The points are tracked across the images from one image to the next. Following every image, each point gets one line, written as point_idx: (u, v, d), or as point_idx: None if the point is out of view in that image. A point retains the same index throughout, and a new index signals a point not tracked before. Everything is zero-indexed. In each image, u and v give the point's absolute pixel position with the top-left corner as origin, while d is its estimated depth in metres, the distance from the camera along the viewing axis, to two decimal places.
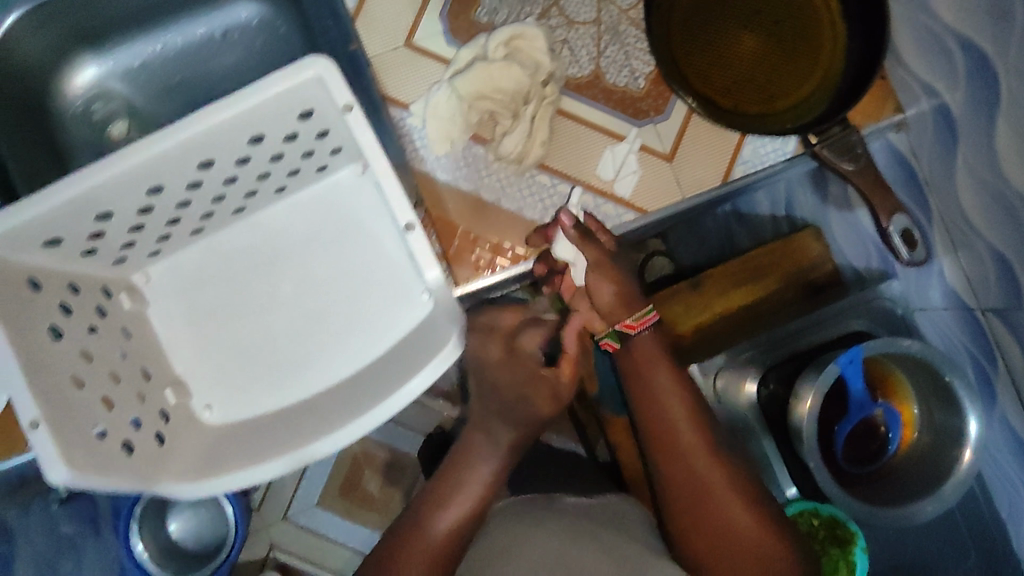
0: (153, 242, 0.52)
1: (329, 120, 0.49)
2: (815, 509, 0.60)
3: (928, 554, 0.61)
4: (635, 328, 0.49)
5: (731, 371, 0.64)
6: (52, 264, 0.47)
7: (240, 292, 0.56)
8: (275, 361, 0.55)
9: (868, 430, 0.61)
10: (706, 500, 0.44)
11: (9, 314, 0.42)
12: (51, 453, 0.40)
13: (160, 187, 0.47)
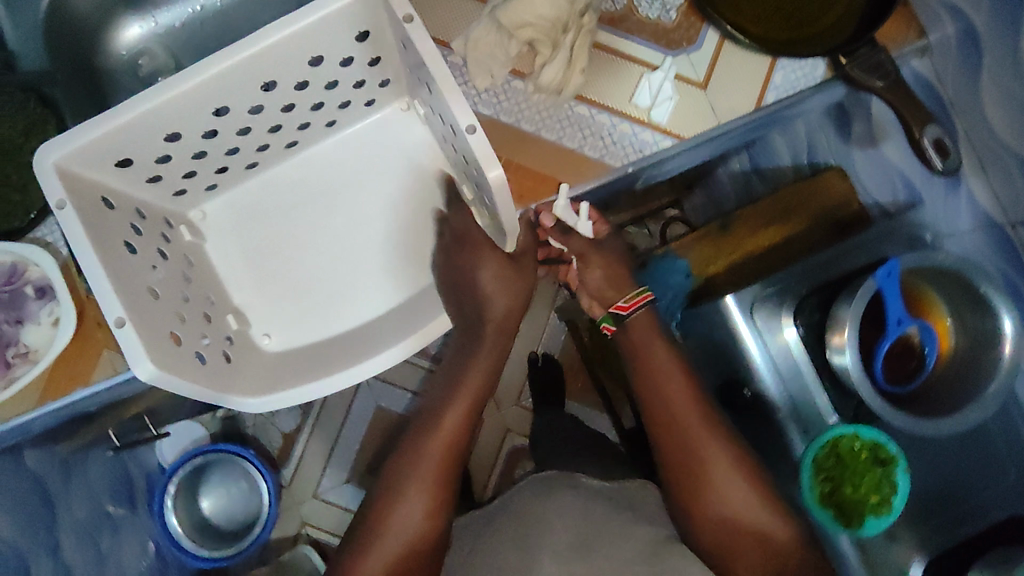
0: (212, 173, 0.65)
1: (380, 41, 0.59)
2: (856, 432, 0.67)
3: (962, 460, 0.71)
4: (627, 308, 0.71)
5: (766, 306, 0.72)
6: (122, 187, 0.60)
7: (294, 227, 0.70)
8: (322, 288, 0.70)
9: (905, 348, 0.67)
10: (711, 488, 0.66)
11: (100, 227, 0.55)
12: (139, 349, 0.52)
13: (226, 108, 0.58)
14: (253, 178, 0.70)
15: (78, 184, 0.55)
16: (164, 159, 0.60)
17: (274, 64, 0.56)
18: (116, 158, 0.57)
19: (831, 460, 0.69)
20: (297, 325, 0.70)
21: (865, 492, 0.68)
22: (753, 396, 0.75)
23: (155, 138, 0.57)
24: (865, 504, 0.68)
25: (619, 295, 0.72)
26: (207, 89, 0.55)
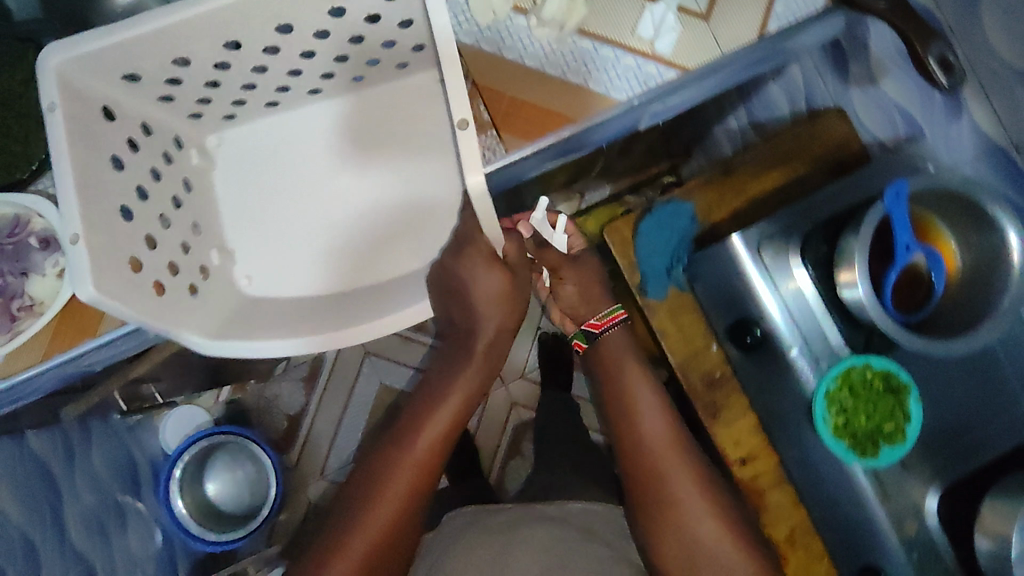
0: (228, 104, 0.70)
1: (413, 12, 0.61)
2: (866, 361, 0.68)
3: (974, 393, 0.70)
4: (596, 325, 0.81)
5: (775, 244, 0.72)
6: (127, 99, 0.62)
7: (292, 177, 0.75)
8: (312, 237, 0.75)
9: (913, 278, 0.67)
10: (673, 502, 0.72)
11: (87, 134, 0.56)
12: (83, 265, 0.52)
13: (238, 45, 0.60)
14: (269, 116, 0.75)
15: (81, 91, 0.57)
16: (175, 80, 0.63)
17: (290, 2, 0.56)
18: (122, 73, 0.59)
19: (843, 391, 0.69)
20: (276, 281, 0.75)
21: (877, 421, 0.69)
22: (762, 336, 0.74)
23: (163, 60, 0.59)
24: (878, 432, 0.69)
25: (592, 313, 0.82)
26: (204, 21, 0.56)
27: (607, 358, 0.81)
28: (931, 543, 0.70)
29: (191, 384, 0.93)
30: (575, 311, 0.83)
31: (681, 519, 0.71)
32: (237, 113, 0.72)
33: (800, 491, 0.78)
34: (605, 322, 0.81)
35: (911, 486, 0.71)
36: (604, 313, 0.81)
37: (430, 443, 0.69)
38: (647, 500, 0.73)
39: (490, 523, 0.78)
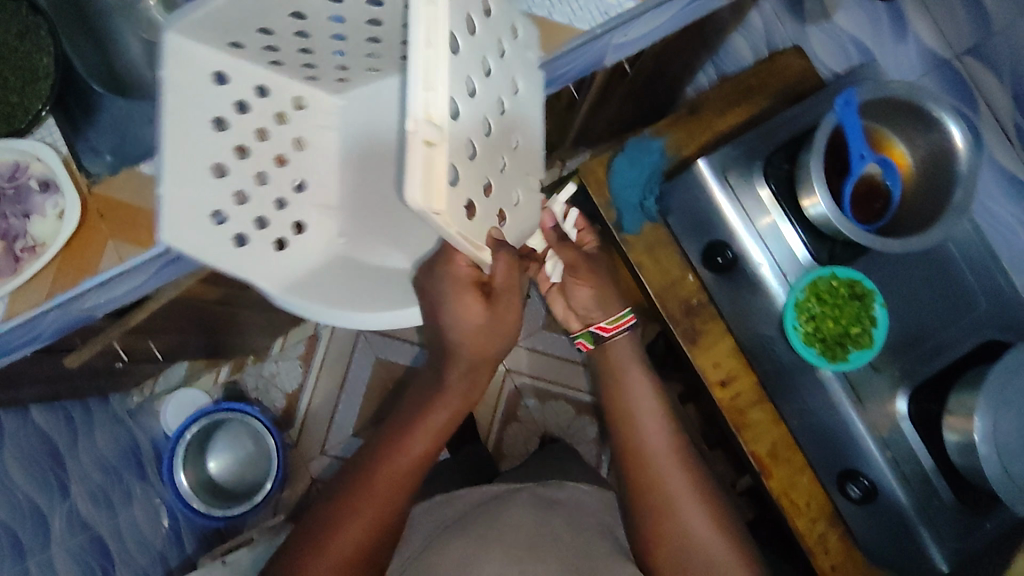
0: (292, 51, 0.57)
1: None
2: (830, 271, 0.72)
3: (932, 298, 0.75)
4: (607, 328, 0.79)
5: (741, 168, 0.76)
6: (236, 61, 0.55)
7: (372, 165, 0.75)
8: (391, 220, 0.76)
9: (871, 188, 0.72)
10: (663, 499, 0.74)
11: (200, 97, 0.52)
12: (167, 210, 0.50)
13: (300, 14, 0.49)
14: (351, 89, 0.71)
15: (196, 55, 0.50)
16: (271, 48, 0.55)
17: None
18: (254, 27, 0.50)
19: (811, 300, 0.73)
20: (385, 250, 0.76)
21: (845, 325, 0.72)
22: (733, 257, 0.78)
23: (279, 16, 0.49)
24: (847, 336, 0.72)
25: (604, 316, 0.80)
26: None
27: (612, 368, 0.81)
28: (903, 438, 0.75)
29: (188, 342, 0.94)
30: (587, 312, 0.80)
31: (686, 518, 0.73)
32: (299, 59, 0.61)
33: (780, 409, 0.81)
34: (618, 326, 0.80)
35: (880, 388, 0.75)
36: (615, 318, 0.79)
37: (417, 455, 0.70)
38: (651, 509, 0.74)
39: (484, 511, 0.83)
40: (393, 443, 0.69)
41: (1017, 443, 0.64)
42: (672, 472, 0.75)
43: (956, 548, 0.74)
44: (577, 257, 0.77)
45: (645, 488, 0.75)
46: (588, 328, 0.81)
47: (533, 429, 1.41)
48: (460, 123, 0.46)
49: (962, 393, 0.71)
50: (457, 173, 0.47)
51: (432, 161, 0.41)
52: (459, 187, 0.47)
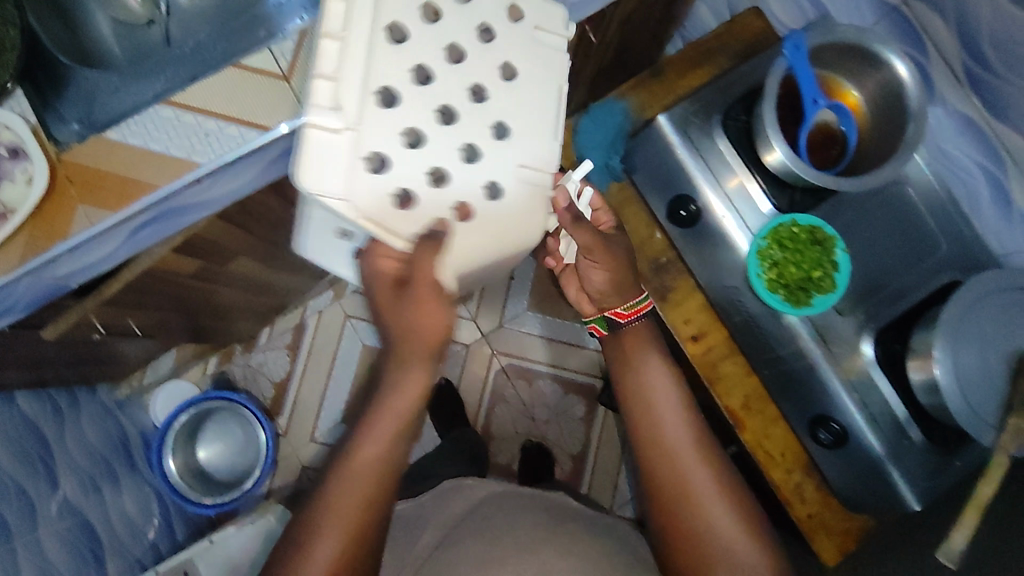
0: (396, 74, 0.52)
1: None
2: (791, 218, 0.74)
3: (893, 241, 0.77)
4: (624, 315, 0.73)
5: (702, 123, 0.79)
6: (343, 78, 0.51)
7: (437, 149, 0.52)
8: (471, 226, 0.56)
9: (828, 137, 0.73)
10: (682, 496, 0.68)
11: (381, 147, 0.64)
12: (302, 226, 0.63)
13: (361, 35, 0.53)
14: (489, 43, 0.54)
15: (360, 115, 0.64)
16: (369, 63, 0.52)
17: None
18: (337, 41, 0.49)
19: (773, 248, 0.74)
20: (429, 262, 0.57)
21: (808, 270, 0.73)
22: (696, 211, 0.80)
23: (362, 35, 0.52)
24: (809, 281, 0.74)
25: (620, 302, 0.74)
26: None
27: (631, 355, 0.75)
28: (872, 383, 0.76)
29: (167, 320, 0.98)
30: (600, 296, 0.75)
31: (706, 514, 0.67)
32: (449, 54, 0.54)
33: (753, 361, 0.80)
34: (634, 312, 0.74)
35: (847, 331, 0.77)
36: (632, 304, 0.73)
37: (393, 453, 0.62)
38: (669, 503, 0.68)
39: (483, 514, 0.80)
40: (357, 435, 0.61)
41: (979, 374, 0.65)
42: (694, 465, 0.69)
43: (926, 486, 0.76)
44: (593, 241, 0.69)
45: (663, 481, 0.69)
46: (601, 313, 0.76)
47: (521, 409, 1.42)
48: (408, 114, 0.51)
49: (925, 331, 0.71)
50: (388, 158, 0.51)
51: (343, 142, 0.49)
52: (390, 174, 0.51)
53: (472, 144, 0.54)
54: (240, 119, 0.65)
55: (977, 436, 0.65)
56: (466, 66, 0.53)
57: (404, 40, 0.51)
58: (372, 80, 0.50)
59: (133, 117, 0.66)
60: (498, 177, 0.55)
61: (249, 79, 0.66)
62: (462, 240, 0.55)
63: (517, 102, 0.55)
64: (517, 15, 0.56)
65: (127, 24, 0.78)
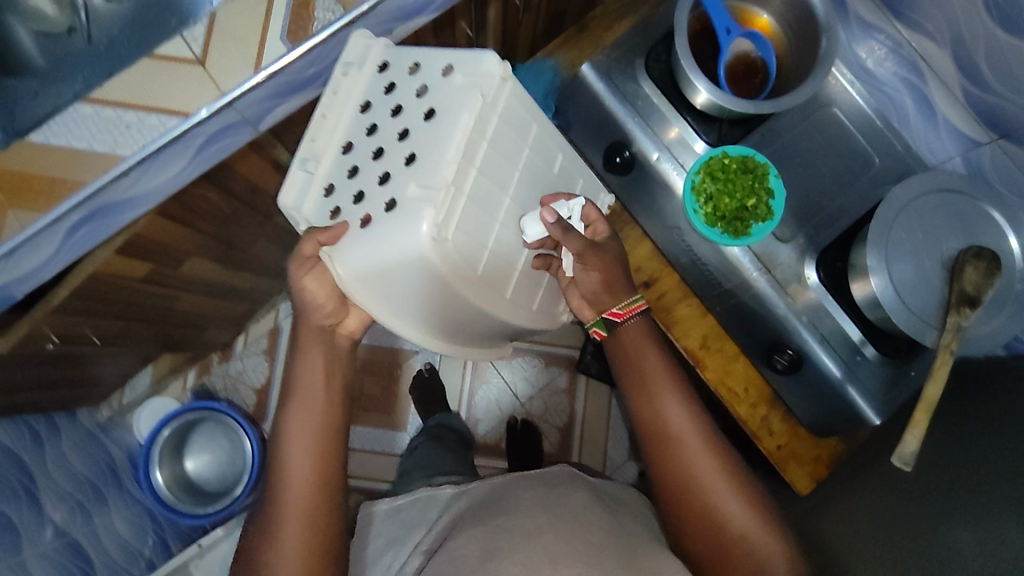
0: (395, 136, 0.67)
1: (390, 54, 0.70)
2: (720, 152, 0.74)
3: (824, 165, 0.77)
4: (620, 315, 0.73)
5: (624, 70, 0.79)
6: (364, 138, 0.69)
7: (389, 192, 0.64)
8: (390, 250, 0.63)
9: (749, 67, 0.74)
10: (686, 475, 0.67)
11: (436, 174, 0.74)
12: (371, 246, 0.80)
13: (372, 108, 0.69)
14: (438, 118, 0.64)
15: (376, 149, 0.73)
16: (376, 129, 0.68)
17: (395, 66, 0.69)
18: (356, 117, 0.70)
19: (706, 181, 0.75)
20: (375, 282, 0.67)
21: (741, 198, 0.74)
22: (631, 156, 0.80)
23: (380, 110, 0.69)
24: (745, 209, 0.74)
25: (614, 301, 0.75)
26: (343, 95, 0.70)
27: (631, 350, 0.74)
28: (822, 309, 0.76)
29: (133, 329, 0.98)
30: (596, 298, 0.76)
31: (714, 500, 0.66)
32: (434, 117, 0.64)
33: (706, 301, 0.81)
34: (629, 311, 0.74)
35: (789, 258, 0.78)
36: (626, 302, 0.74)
37: (327, 434, 0.70)
38: (678, 494, 0.68)
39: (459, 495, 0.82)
40: (300, 430, 0.69)
41: (914, 277, 0.66)
42: (700, 453, 0.68)
43: (882, 399, 0.76)
44: (586, 245, 0.71)
45: (671, 472, 0.68)
46: (600, 316, 0.75)
47: (504, 389, 1.43)
48: (358, 155, 0.68)
49: (862, 245, 0.71)
50: (336, 185, 0.69)
51: (310, 176, 0.70)
52: (333, 198, 0.68)
53: (387, 171, 0.65)
54: (159, 107, 0.65)
55: (919, 338, 0.66)
56: (403, 117, 0.67)
57: (371, 108, 0.70)
58: (342, 137, 0.70)
59: (52, 117, 0.65)
60: (395, 195, 0.63)
61: (160, 69, 0.65)
62: (354, 245, 0.64)
63: (432, 133, 0.63)
64: (451, 69, 0.65)
65: (49, 34, 0.76)
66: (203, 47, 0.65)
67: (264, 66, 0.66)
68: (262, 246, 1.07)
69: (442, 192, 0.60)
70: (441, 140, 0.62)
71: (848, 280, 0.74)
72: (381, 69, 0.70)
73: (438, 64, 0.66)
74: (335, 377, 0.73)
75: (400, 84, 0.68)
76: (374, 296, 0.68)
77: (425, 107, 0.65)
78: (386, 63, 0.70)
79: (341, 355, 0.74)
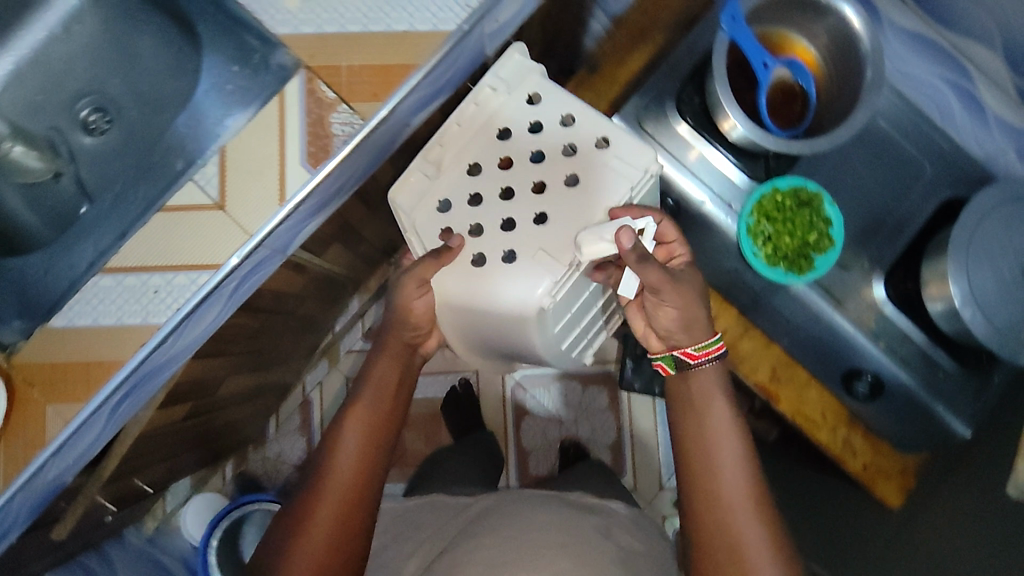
0: (529, 178, 0.71)
1: (546, 87, 0.72)
2: (772, 186, 0.71)
3: (877, 181, 0.74)
4: (694, 355, 0.67)
5: (656, 118, 0.76)
6: (495, 169, 0.72)
7: (508, 239, 0.69)
8: (491, 295, 0.68)
9: (787, 95, 0.71)
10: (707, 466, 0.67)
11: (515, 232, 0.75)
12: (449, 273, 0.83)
13: (509, 134, 0.72)
14: (584, 187, 0.69)
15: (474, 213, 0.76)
16: (510, 162, 0.72)
17: (545, 111, 0.72)
18: (489, 139, 0.73)
19: (762, 222, 0.72)
20: (464, 312, 0.73)
21: (801, 235, 0.71)
22: (675, 204, 0.78)
23: (521, 147, 0.72)
24: (807, 245, 0.72)
25: (689, 340, 0.68)
26: (480, 120, 0.73)
27: (698, 406, 0.68)
28: (892, 324, 0.74)
29: (179, 462, 0.94)
30: (668, 334, 0.68)
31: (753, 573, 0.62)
32: (575, 181, 0.70)
33: (769, 332, 0.77)
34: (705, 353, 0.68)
35: (855, 282, 0.75)
36: (700, 344, 0.67)
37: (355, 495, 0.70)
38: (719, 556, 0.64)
39: (509, 504, 0.88)
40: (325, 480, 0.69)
41: (997, 295, 0.64)
42: (746, 525, 0.63)
43: (972, 410, 0.74)
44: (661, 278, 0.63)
45: (706, 523, 0.65)
46: (668, 352, 0.69)
47: (547, 417, 1.41)
48: (484, 183, 0.72)
49: (935, 262, 0.69)
50: (451, 203, 0.72)
51: (428, 184, 0.73)
52: (448, 215, 0.72)
53: (512, 218, 0.70)
54: (185, 265, 0.60)
55: (1014, 357, 0.63)
56: (544, 166, 0.71)
57: (508, 137, 0.72)
58: (469, 157, 0.73)
59: (73, 294, 0.62)
60: (516, 249, 0.68)
61: (178, 222, 0.61)
62: (466, 282, 0.69)
63: (574, 202, 0.69)
64: (607, 146, 0.70)
65: (32, 185, 0.73)
66: (219, 188, 0.60)
67: (289, 198, 0.60)
68: (288, 340, 1.02)
69: (564, 270, 0.67)
70: (576, 217, 0.69)
71: (920, 298, 0.72)
72: (530, 100, 0.72)
73: (597, 134, 0.70)
74: (361, 491, 0.70)
75: (547, 130, 0.71)
76: (446, 316, 0.76)
77: (570, 163, 0.70)
78: (538, 98, 0.72)
79: (394, 412, 0.76)
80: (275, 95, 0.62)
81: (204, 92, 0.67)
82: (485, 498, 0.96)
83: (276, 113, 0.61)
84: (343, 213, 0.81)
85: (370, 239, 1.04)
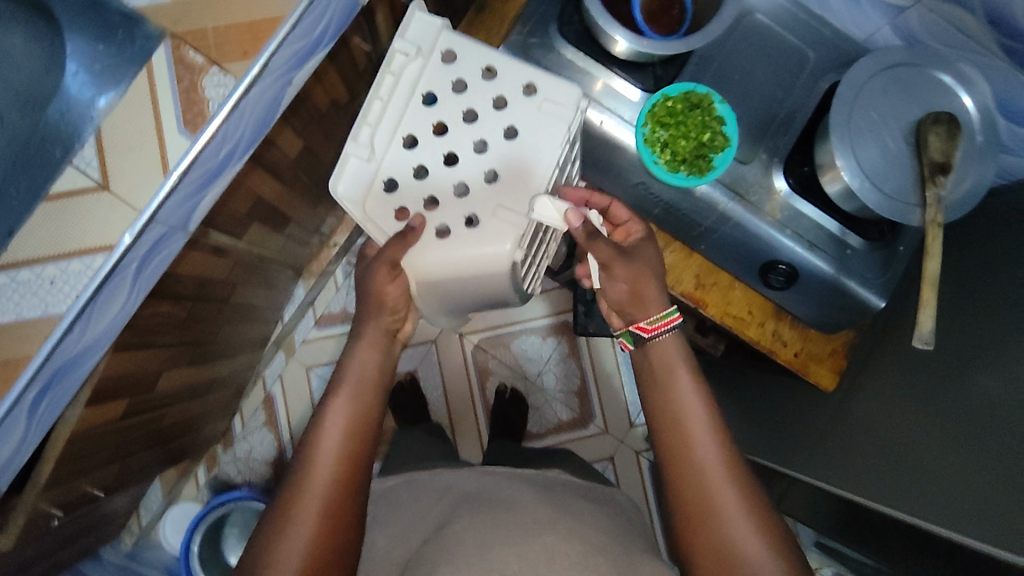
0: (469, 138, 0.68)
1: (459, 43, 0.69)
2: (665, 96, 0.73)
3: (761, 75, 0.77)
4: (649, 329, 0.67)
5: (544, 45, 0.76)
6: (429, 137, 0.68)
7: (468, 204, 0.67)
8: (471, 260, 0.66)
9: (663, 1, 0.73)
10: (679, 411, 0.65)
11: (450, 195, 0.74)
12: None
13: (435, 98, 0.68)
14: (526, 138, 0.68)
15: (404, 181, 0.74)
16: (442, 127, 0.68)
17: (466, 67, 0.68)
18: (416, 105, 0.68)
19: (657, 129, 0.74)
20: (441, 284, 0.70)
21: (697, 137, 0.73)
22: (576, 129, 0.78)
23: (451, 110, 0.68)
24: (703, 145, 0.73)
25: (643, 314, 0.68)
26: (400, 89, 0.68)
27: (659, 371, 0.67)
28: (798, 213, 0.76)
29: (132, 462, 0.95)
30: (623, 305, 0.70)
31: (728, 534, 0.59)
32: (518, 133, 0.68)
33: (690, 243, 0.82)
34: (660, 326, 0.67)
35: (756, 176, 0.76)
36: (655, 316, 0.67)
37: (336, 495, 0.62)
38: (694, 516, 0.61)
39: (499, 478, 0.85)
40: (300, 481, 0.62)
41: (879, 162, 0.66)
42: (725, 482, 0.61)
43: (885, 282, 0.76)
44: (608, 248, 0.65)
45: (677, 460, 0.64)
46: (628, 328, 0.70)
47: (513, 373, 1.42)
48: (424, 154, 0.68)
49: (824, 143, 0.71)
50: (398, 182, 0.68)
51: (367, 168, 0.67)
52: (397, 195, 0.68)
53: (464, 181, 0.67)
54: (76, 250, 0.59)
55: (905, 220, 0.66)
56: (480, 124, 0.68)
57: (435, 101, 0.68)
58: (400, 131, 0.68)
59: None
60: (477, 212, 0.66)
61: (64, 208, 0.59)
62: (436, 256, 0.66)
63: (521, 153, 0.67)
64: (534, 90, 0.68)
65: None
66: (100, 169, 0.59)
67: (172, 167, 0.60)
68: (228, 330, 1.01)
69: (528, 225, 0.66)
70: (528, 164, 0.67)
71: (819, 181, 0.74)
72: (446, 58, 0.69)
73: (522, 81, 0.68)
74: (343, 492, 0.62)
75: (472, 86, 0.68)
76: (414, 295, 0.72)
77: (505, 116, 0.68)
78: (453, 54, 0.69)
79: (376, 405, 0.68)
80: (144, 67, 0.61)
81: (72, 77, 0.61)
82: (460, 471, 0.92)
83: (145, 84, 0.60)
84: (251, 185, 0.80)
85: (295, 219, 1.02)
